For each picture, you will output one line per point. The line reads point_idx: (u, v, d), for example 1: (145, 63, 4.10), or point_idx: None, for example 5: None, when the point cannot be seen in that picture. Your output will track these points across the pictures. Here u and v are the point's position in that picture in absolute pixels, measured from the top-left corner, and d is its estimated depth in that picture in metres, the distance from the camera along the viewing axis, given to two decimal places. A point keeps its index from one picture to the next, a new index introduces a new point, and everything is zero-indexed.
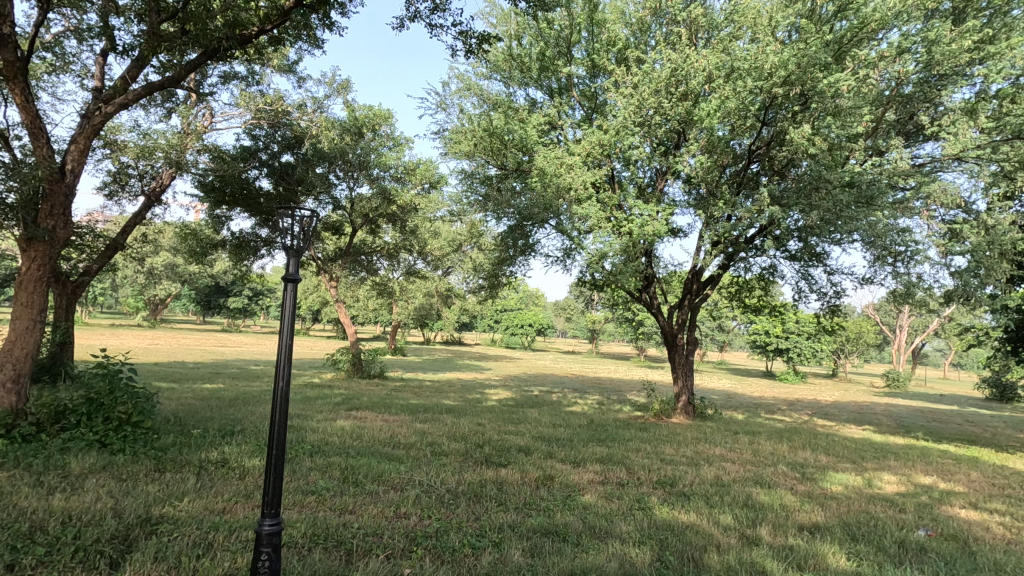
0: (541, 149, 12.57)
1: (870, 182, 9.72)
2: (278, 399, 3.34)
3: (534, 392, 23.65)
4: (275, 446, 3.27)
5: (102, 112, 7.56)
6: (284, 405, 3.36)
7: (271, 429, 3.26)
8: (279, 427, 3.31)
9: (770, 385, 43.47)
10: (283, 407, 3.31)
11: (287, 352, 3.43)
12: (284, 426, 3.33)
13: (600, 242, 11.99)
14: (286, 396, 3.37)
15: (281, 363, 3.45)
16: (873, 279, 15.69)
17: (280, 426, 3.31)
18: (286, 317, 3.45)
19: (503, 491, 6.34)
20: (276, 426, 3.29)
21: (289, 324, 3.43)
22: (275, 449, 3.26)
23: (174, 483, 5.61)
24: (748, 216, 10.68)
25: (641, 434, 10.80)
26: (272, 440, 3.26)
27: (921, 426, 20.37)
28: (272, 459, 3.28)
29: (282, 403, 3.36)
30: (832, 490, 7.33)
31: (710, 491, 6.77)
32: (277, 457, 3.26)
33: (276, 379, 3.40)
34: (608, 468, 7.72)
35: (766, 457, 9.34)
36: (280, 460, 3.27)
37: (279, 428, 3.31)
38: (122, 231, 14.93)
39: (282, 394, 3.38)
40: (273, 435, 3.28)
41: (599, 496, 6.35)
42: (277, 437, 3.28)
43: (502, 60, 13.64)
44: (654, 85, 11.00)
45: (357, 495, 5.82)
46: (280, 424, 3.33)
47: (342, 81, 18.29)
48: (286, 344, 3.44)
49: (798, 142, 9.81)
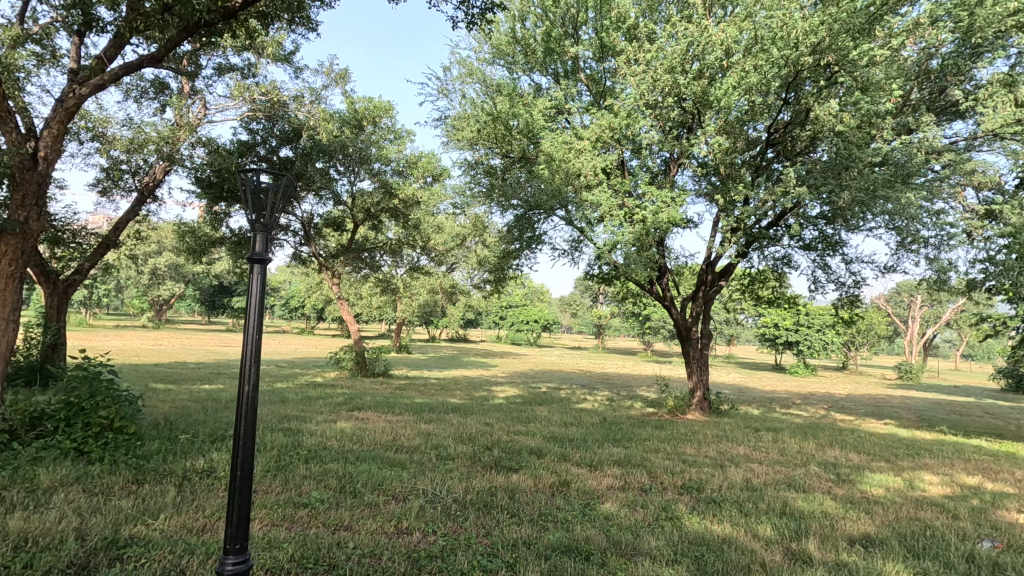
0: (548, 134, 12.02)
1: (903, 161, 9.04)
2: (245, 406, 2.85)
3: (542, 388, 23.12)
4: (244, 463, 2.84)
5: (76, 94, 7.00)
6: (252, 412, 2.89)
7: (237, 446, 2.82)
8: (249, 441, 2.87)
9: (781, 379, 42.82)
10: (250, 419, 2.84)
11: (252, 351, 2.92)
12: (252, 440, 2.88)
13: (611, 231, 11.41)
14: (253, 401, 2.86)
15: (248, 363, 2.95)
16: (895, 267, 15.04)
17: (249, 440, 2.86)
18: (254, 310, 2.97)
19: (516, 500, 5.78)
20: (245, 441, 2.85)
21: (257, 317, 2.95)
22: (241, 469, 2.83)
23: (151, 497, 5.07)
24: (771, 200, 10.04)
25: (658, 433, 10.22)
26: (238, 458, 2.82)
27: (944, 419, 19.69)
28: (238, 479, 2.85)
29: (250, 411, 2.88)
30: (874, 494, 6.73)
31: (743, 497, 6.19)
32: (245, 476, 2.83)
33: (242, 382, 2.89)
34: (627, 472, 7.15)
35: (795, 457, 8.74)
36: (248, 482, 2.83)
37: (248, 442, 2.87)
38: (115, 227, 14.47)
39: (251, 399, 2.91)
40: (240, 450, 2.84)
41: (621, 505, 5.76)
42: (245, 453, 2.85)
43: (505, 43, 13.06)
44: (668, 63, 10.37)
45: (354, 507, 5.26)
46: (248, 438, 2.89)
47: (340, 71, 17.77)
48: (255, 343, 2.96)
49: (825, 120, 9.15)
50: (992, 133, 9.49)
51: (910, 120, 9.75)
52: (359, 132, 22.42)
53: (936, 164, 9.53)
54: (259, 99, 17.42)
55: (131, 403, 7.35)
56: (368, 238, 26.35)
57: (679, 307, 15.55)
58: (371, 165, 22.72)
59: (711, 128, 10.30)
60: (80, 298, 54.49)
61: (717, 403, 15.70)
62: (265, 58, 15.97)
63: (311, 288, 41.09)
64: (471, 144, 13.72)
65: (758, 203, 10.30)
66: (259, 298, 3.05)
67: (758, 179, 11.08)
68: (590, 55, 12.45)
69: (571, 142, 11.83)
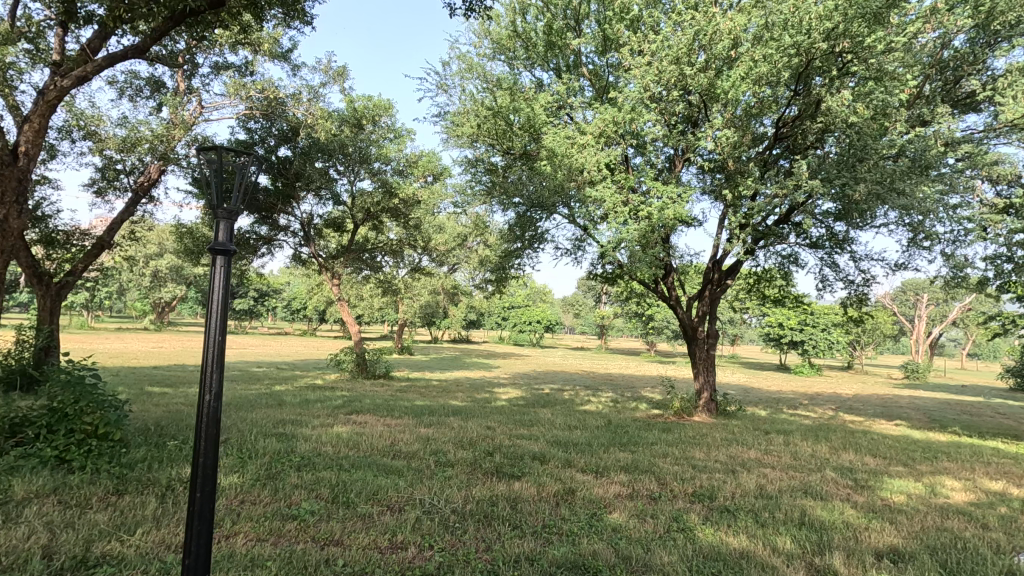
0: (550, 129, 11.72)
1: (919, 152, 8.70)
2: (205, 420, 2.66)
3: (545, 390, 22.80)
4: (204, 484, 2.65)
5: (58, 86, 6.72)
6: (213, 427, 2.70)
7: (195, 465, 2.63)
8: (210, 458, 2.69)
9: (786, 379, 42.42)
10: (211, 433, 2.65)
11: (213, 358, 2.73)
12: (213, 458, 2.70)
13: (615, 228, 11.09)
14: (214, 413, 2.69)
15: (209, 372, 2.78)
16: (906, 264, 14.68)
17: (212, 458, 2.69)
18: (216, 313, 2.77)
19: (518, 510, 5.46)
20: (205, 458, 2.67)
21: (219, 319, 2.73)
22: (200, 490, 2.65)
23: (131, 510, 4.77)
24: (781, 194, 9.70)
25: (665, 437, 9.87)
26: (197, 478, 2.63)
27: (955, 420, 19.27)
28: (197, 501, 2.67)
29: (212, 423, 2.70)
30: (895, 501, 6.39)
31: (758, 505, 5.86)
32: (205, 497, 2.66)
33: (202, 393, 2.70)
34: (635, 478, 6.82)
35: (809, 461, 8.39)
36: (207, 506, 2.65)
37: (211, 460, 2.69)
38: (108, 228, 14.24)
39: (213, 412, 2.71)
40: (199, 470, 2.66)
41: (629, 516, 5.43)
42: (206, 472, 2.66)
43: (506, 38, 12.75)
44: (673, 54, 10.07)
45: (346, 520, 4.95)
46: (209, 455, 2.70)
47: (338, 68, 17.51)
48: (216, 352, 2.75)
49: (838, 111, 8.82)
50: (1011, 124, 9.15)
51: (924, 111, 9.42)
52: (358, 131, 22.15)
53: (953, 156, 9.17)
54: (255, 96, 17.16)
55: (119, 409, 7.05)
56: (369, 238, 26.08)
57: (685, 307, 15.20)
58: (371, 164, 22.44)
59: (717, 122, 10.01)
60: (82, 301, 54.37)
61: (724, 405, 15.36)
62: (261, 55, 15.71)
63: (312, 290, 40.83)
64: (471, 141, 13.43)
65: (769, 197, 9.95)
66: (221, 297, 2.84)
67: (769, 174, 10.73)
68: (593, 49, 12.17)
69: (574, 137, 11.51)
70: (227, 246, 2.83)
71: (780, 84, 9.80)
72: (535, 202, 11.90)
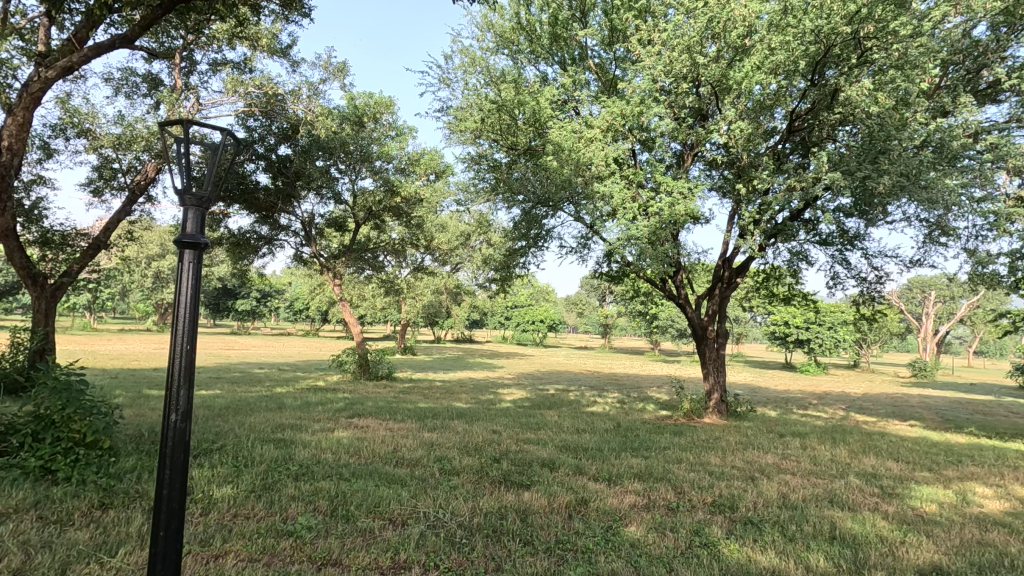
0: (556, 123, 11.39)
1: (944, 143, 8.33)
2: (170, 444, 2.44)
3: (550, 390, 22.47)
4: (169, 519, 2.43)
5: (42, 77, 6.38)
6: (181, 452, 2.46)
7: (159, 496, 2.40)
8: (176, 488, 2.46)
9: (793, 378, 41.96)
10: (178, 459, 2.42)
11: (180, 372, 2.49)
12: (179, 489, 2.47)
13: (623, 224, 10.76)
14: (182, 438, 2.46)
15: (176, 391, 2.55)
16: (922, 261, 14.29)
17: (179, 489, 2.46)
18: (185, 315, 2.52)
19: (528, 523, 5.12)
20: (170, 488, 2.44)
21: (188, 323, 2.49)
22: (165, 527, 2.42)
23: (114, 526, 4.45)
24: (798, 188, 9.33)
25: (678, 441, 9.52)
26: (162, 514, 2.41)
27: (970, 420, 18.84)
28: (160, 539, 2.43)
29: (179, 447, 2.47)
30: (927, 511, 6.02)
31: (783, 517, 5.51)
32: (170, 535, 2.43)
33: (168, 411, 2.45)
34: (651, 487, 6.47)
35: (830, 466, 8.03)
36: (172, 546, 2.43)
37: (177, 490, 2.47)
38: (104, 228, 13.97)
39: (180, 435, 2.48)
40: (163, 502, 2.43)
41: (647, 529, 5.08)
42: (172, 504, 2.44)
43: (509, 31, 12.43)
44: (683, 44, 9.74)
45: (345, 536, 4.62)
46: (175, 486, 2.48)
47: (339, 64, 17.20)
48: (185, 362, 2.52)
49: (857, 100, 8.47)
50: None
51: (947, 101, 9.05)
52: (359, 129, 21.85)
53: (979, 147, 8.77)
54: (254, 93, 16.86)
55: (108, 414, 6.73)
56: (371, 238, 25.79)
57: (694, 305, 14.82)
58: (372, 162, 22.15)
59: (730, 114, 9.65)
60: (84, 303, 54.32)
61: (735, 405, 14.96)
62: (259, 51, 15.40)
63: (314, 290, 40.60)
64: (474, 137, 13.11)
65: (784, 191, 9.58)
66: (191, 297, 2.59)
67: (784, 167, 10.36)
68: (598, 42, 11.86)
69: (581, 131, 11.15)
70: (197, 240, 2.56)
71: (796, 73, 9.43)
72: (541, 198, 11.56)
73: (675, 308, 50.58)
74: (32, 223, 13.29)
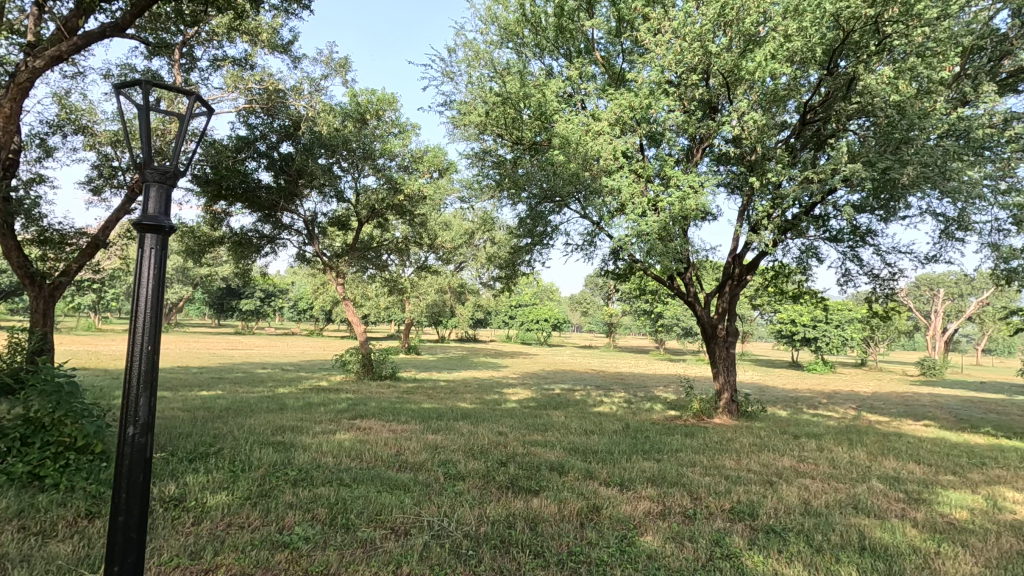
0: (561, 117, 11.11)
1: (968, 132, 8.00)
2: (126, 465, 2.41)
3: (556, 390, 22.22)
4: (125, 554, 2.41)
5: (29, 67, 6.15)
6: (139, 473, 2.45)
7: (114, 525, 2.37)
8: (133, 516, 2.43)
9: (800, 377, 41.50)
10: (135, 483, 2.42)
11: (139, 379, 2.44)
12: (138, 518, 2.44)
13: (631, 220, 10.47)
14: (144, 457, 2.45)
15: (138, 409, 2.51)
16: (937, 257, 13.93)
17: (136, 517, 2.43)
18: (146, 309, 2.46)
19: (538, 533, 4.84)
20: (126, 517, 2.41)
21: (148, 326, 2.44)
22: (120, 563, 2.41)
23: (98, 538, 4.19)
24: (814, 181, 9.02)
25: (690, 443, 9.21)
26: (116, 547, 2.39)
27: (985, 419, 18.44)
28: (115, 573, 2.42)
29: (139, 466, 2.45)
30: (958, 518, 5.71)
31: (807, 526, 5.20)
32: (125, 571, 2.42)
33: (125, 426, 2.41)
34: (665, 492, 6.18)
35: (849, 470, 7.71)
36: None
37: (135, 519, 2.44)
38: (103, 226, 13.78)
39: (139, 450, 2.45)
40: (119, 532, 2.40)
41: (664, 540, 4.79)
42: (128, 535, 2.42)
43: (514, 23, 12.13)
44: (694, 32, 9.45)
45: (345, 547, 4.36)
46: (133, 514, 2.45)
47: (340, 59, 16.94)
48: (146, 366, 2.46)
49: (877, 89, 8.15)
50: None
51: (969, 90, 8.71)
52: (362, 126, 21.63)
53: (1003, 137, 8.43)
54: (254, 89, 16.63)
55: (100, 418, 6.49)
56: (375, 236, 25.55)
57: (703, 303, 14.51)
58: (375, 160, 21.95)
59: (742, 104, 9.37)
60: (89, 303, 54.36)
61: (745, 405, 14.66)
62: (260, 46, 15.17)
63: (317, 290, 40.39)
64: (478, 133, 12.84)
65: (798, 184, 9.29)
66: (152, 283, 2.50)
67: (799, 159, 10.03)
68: (605, 33, 11.59)
69: (588, 124, 10.84)
70: (157, 224, 2.47)
71: (812, 61, 9.13)
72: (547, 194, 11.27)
73: (680, 307, 50.19)
74: (31, 223, 13.11)
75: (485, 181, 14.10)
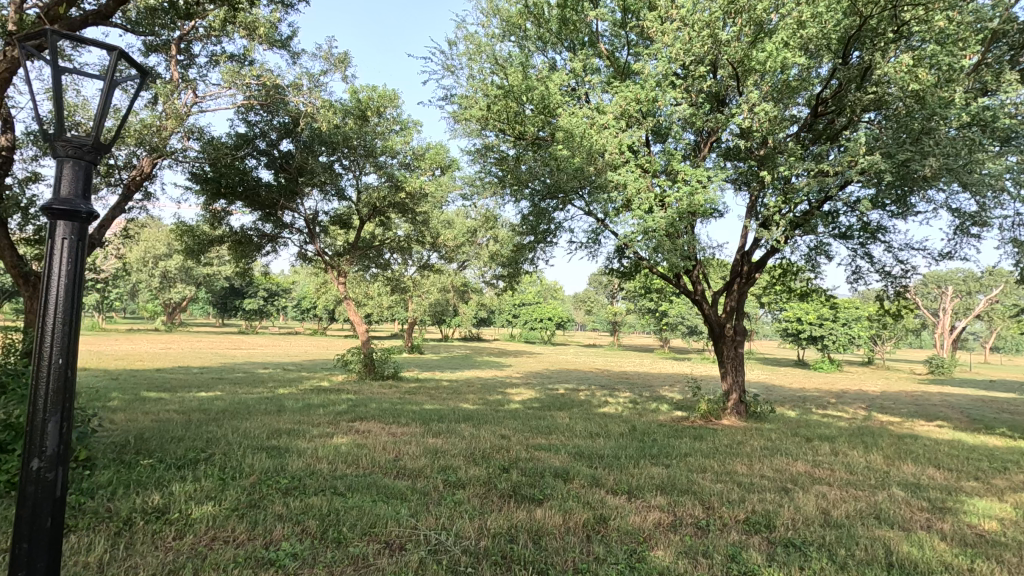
0: (565, 110, 10.81)
1: (992, 121, 7.64)
2: (24, 511, 2.19)
3: (559, 390, 21.92)
4: None
5: (8, 58, 5.91)
6: (44, 518, 2.24)
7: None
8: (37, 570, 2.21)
9: (806, 376, 41.05)
10: (36, 530, 2.21)
11: (49, 396, 2.23)
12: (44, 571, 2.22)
13: (636, 217, 10.17)
14: (55, 499, 2.25)
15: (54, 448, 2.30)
16: (953, 253, 13.54)
17: (41, 571, 2.21)
18: (59, 307, 2.26)
19: (543, 548, 4.53)
20: (28, 573, 2.18)
21: (62, 340, 2.25)
22: None
23: (71, 556, 3.91)
24: (829, 174, 8.68)
25: (699, 447, 8.90)
26: None
27: (1000, 420, 18.01)
28: None
29: (50, 509, 2.25)
30: (988, 529, 5.37)
31: (829, 539, 4.87)
32: None
33: (27, 458, 2.20)
34: (676, 501, 5.86)
35: (867, 475, 7.38)
36: None
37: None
38: (99, 225, 13.55)
39: (48, 488, 2.24)
40: None
41: (677, 555, 4.48)
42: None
43: (516, 16, 11.82)
44: (702, 21, 9.16)
45: (335, 564, 4.08)
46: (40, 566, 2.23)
47: (339, 54, 16.66)
48: (54, 382, 2.24)
49: (896, 77, 7.81)
50: None
51: (990, 78, 8.35)
52: (363, 124, 21.39)
53: None
54: (253, 85, 16.35)
55: (85, 423, 6.22)
56: (377, 235, 25.27)
57: (711, 302, 14.18)
58: (376, 158, 21.77)
59: (753, 95, 9.06)
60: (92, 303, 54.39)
61: (754, 406, 14.33)
62: (257, 40, 14.89)
63: (320, 289, 40.19)
64: (479, 129, 12.54)
65: (812, 178, 8.95)
66: (66, 286, 2.28)
67: (811, 152, 9.70)
68: (610, 25, 11.30)
69: (592, 117, 10.54)
70: (73, 210, 2.28)
71: (826, 50, 8.79)
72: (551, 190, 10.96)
73: (685, 305, 49.79)
74: (27, 221, 12.92)
75: (487, 178, 13.80)
